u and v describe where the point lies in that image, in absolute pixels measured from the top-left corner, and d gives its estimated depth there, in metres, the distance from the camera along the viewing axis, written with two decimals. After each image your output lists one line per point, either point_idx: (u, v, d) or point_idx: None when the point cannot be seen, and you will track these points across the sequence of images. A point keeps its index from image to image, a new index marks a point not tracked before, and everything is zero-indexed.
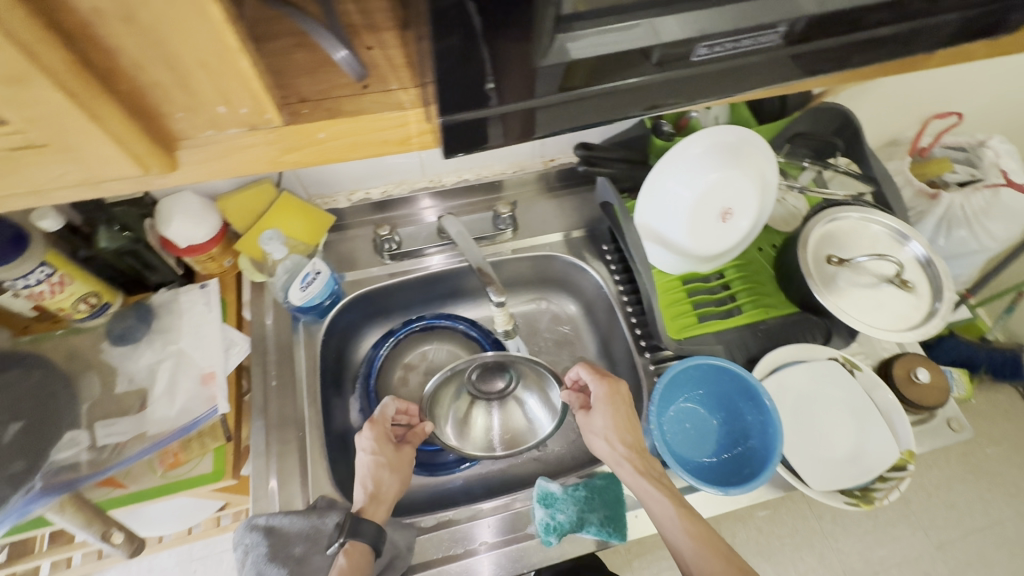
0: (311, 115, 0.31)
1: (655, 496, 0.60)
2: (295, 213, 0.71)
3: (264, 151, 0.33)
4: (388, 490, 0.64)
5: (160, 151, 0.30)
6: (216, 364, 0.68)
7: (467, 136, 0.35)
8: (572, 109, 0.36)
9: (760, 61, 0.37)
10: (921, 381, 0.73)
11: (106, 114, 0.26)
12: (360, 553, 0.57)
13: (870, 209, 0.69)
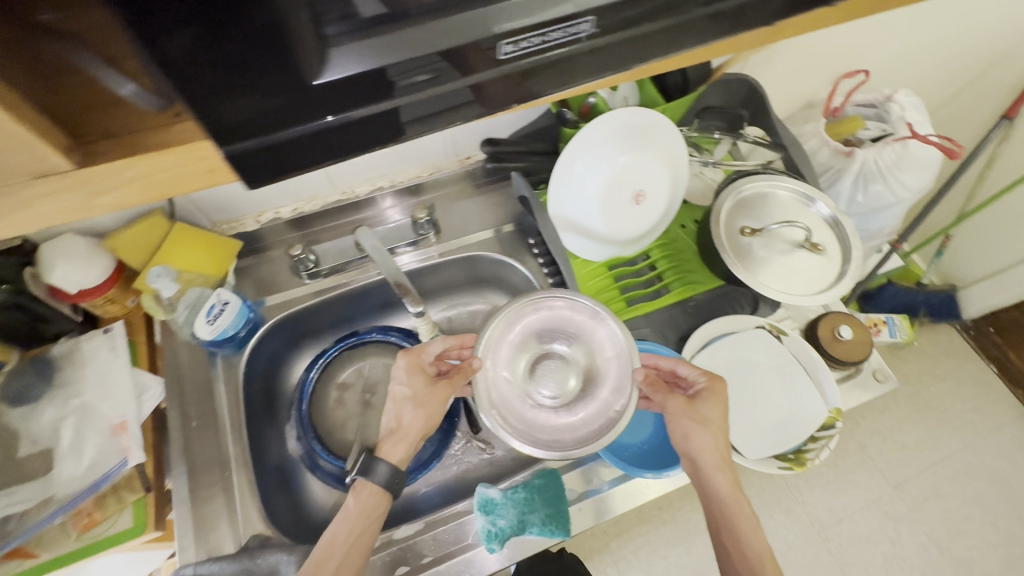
0: (109, 153, 0.29)
1: (750, 520, 0.56)
2: (195, 245, 0.67)
3: (69, 199, 0.29)
4: (410, 429, 0.63)
5: None
6: (127, 413, 0.64)
7: (288, 162, 0.32)
8: (383, 125, 0.32)
9: (577, 55, 0.33)
10: (846, 338, 0.75)
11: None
12: (370, 494, 0.59)
13: (776, 175, 0.70)
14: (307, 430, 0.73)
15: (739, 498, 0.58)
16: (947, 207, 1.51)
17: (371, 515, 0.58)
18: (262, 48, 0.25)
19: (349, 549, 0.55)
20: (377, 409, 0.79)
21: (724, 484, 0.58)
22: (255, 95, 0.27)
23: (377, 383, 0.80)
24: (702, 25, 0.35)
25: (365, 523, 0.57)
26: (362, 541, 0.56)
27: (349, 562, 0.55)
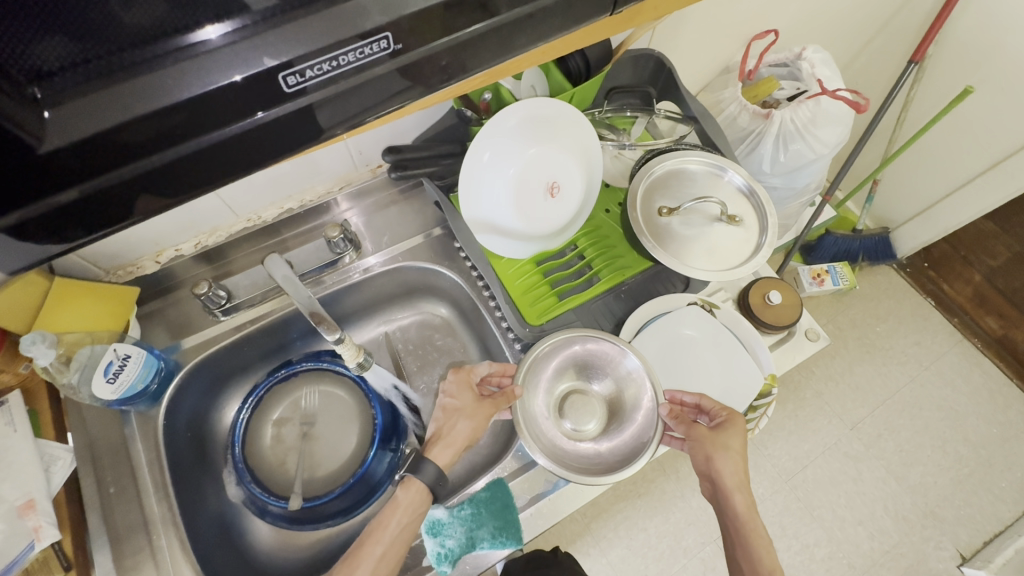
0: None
1: (767, 545, 0.56)
2: (83, 298, 0.62)
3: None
4: (459, 436, 0.61)
5: None
6: (34, 491, 0.58)
7: (115, 203, 0.30)
8: (208, 161, 0.31)
9: (383, 75, 0.33)
10: (775, 304, 0.76)
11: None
12: (417, 491, 0.57)
13: (683, 150, 0.69)
14: (244, 473, 0.69)
15: (758, 521, 0.57)
16: (873, 154, 1.55)
17: (417, 509, 0.56)
18: (117, 63, 0.27)
19: (391, 541, 0.55)
20: (318, 439, 0.75)
21: (742, 506, 0.57)
22: (107, 107, 0.27)
23: (315, 413, 0.77)
24: (536, 15, 0.36)
25: (410, 517, 0.56)
26: (405, 534, 0.55)
27: (387, 551, 0.55)
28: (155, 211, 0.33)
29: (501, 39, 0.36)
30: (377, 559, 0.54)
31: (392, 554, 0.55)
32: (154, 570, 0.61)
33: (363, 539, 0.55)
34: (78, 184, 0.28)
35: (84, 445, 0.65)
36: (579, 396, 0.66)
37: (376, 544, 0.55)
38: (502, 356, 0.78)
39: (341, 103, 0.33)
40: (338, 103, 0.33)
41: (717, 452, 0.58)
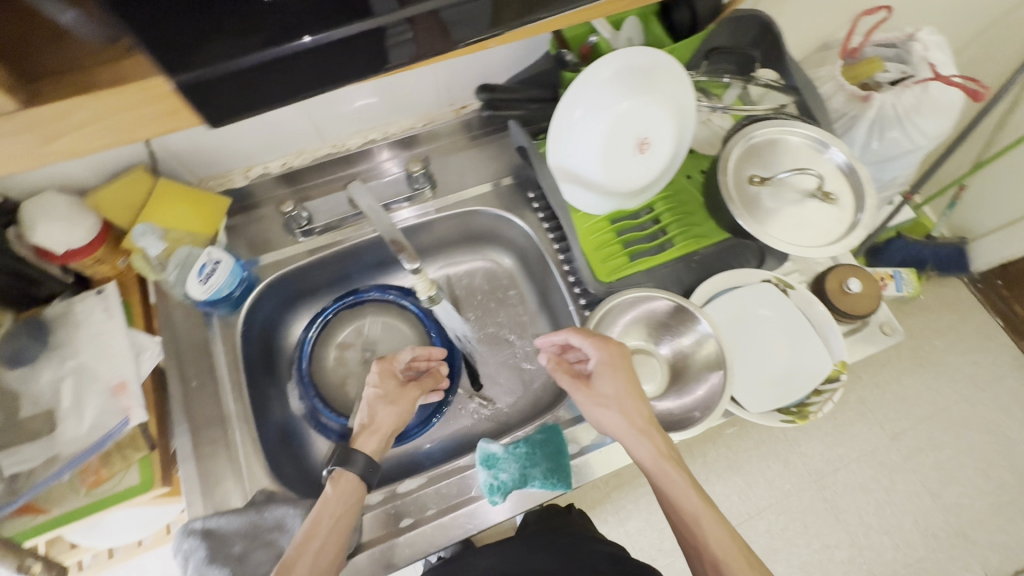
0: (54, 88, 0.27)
1: (683, 488, 0.53)
2: (178, 202, 0.65)
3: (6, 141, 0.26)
4: (384, 425, 0.64)
5: None
6: (126, 374, 0.64)
7: (216, 96, 0.29)
8: (325, 63, 0.30)
9: None
10: (854, 292, 0.73)
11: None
12: (348, 482, 0.57)
13: (788, 119, 0.65)
14: (308, 388, 0.72)
15: (671, 460, 0.55)
16: (963, 157, 1.45)
17: (348, 501, 0.56)
18: None
19: (327, 533, 0.54)
20: (378, 367, 0.78)
21: (647, 456, 0.55)
22: None
23: (376, 342, 0.80)
24: None
25: (343, 508, 0.56)
26: (341, 525, 0.54)
27: (327, 541, 0.53)
28: (234, 116, 0.31)
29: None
30: (316, 555, 0.52)
31: (331, 547, 0.53)
32: (229, 461, 0.63)
33: (297, 543, 0.53)
34: (190, 67, 0.27)
35: (170, 339, 0.69)
36: (639, 357, 0.67)
37: (312, 540, 0.53)
38: (563, 311, 0.78)
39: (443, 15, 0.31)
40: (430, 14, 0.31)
41: (597, 407, 0.57)
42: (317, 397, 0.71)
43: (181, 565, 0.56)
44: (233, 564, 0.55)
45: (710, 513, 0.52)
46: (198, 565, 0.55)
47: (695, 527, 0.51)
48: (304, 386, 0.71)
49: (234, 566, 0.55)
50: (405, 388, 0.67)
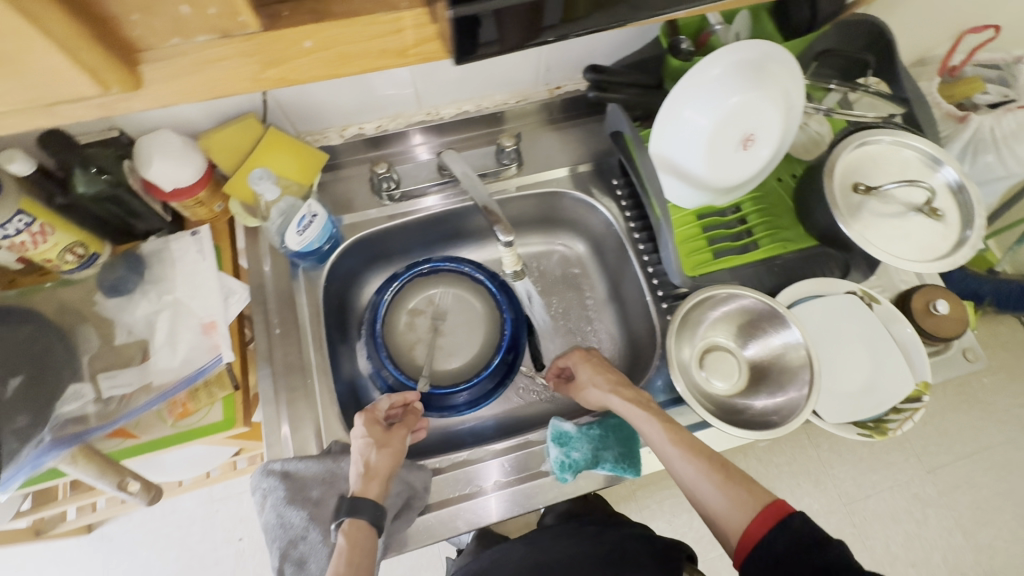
0: (293, 19, 0.28)
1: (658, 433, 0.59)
2: (282, 151, 0.67)
3: (242, 67, 0.29)
4: (382, 467, 0.58)
5: (121, 67, 0.26)
6: (216, 314, 0.66)
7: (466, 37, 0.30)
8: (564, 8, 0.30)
9: None
10: (940, 313, 0.71)
11: (71, 43, 0.23)
12: (361, 533, 0.54)
13: (904, 131, 0.64)
14: (380, 348, 0.73)
15: (646, 410, 0.61)
16: None
17: (363, 547, 0.53)
18: None
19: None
20: (446, 337, 0.79)
21: (618, 403, 0.63)
22: None
23: (445, 312, 0.80)
24: None
25: (359, 558, 0.52)
26: (359, 573, 0.51)
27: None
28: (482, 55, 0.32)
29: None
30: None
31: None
32: (308, 408, 0.65)
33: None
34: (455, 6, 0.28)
35: (256, 287, 0.71)
36: (720, 358, 0.66)
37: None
38: (634, 301, 0.78)
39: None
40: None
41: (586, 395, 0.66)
42: (388, 359, 0.72)
43: (259, 502, 0.58)
44: (311, 507, 0.57)
45: (685, 443, 0.58)
46: (276, 505, 0.57)
47: (675, 463, 0.57)
48: (378, 345, 0.72)
49: (313, 509, 0.58)
50: (391, 428, 0.62)
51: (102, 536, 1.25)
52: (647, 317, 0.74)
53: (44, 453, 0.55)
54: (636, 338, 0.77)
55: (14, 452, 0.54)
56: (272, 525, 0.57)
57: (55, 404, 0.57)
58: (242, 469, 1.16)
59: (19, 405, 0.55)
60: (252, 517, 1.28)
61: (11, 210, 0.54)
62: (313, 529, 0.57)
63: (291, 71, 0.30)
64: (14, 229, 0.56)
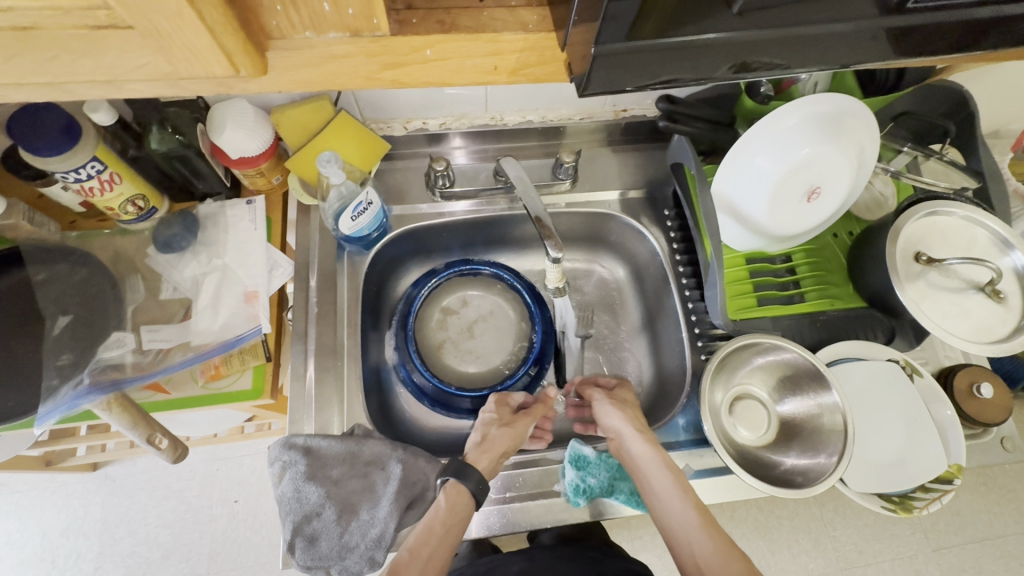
0: (420, 27, 0.32)
1: (672, 490, 0.58)
2: (347, 137, 0.69)
3: (361, 63, 0.33)
4: (501, 442, 0.63)
5: (252, 53, 0.30)
6: (259, 284, 0.67)
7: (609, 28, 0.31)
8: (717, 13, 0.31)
9: (846, 31, 0.35)
10: (983, 398, 0.68)
11: (220, 27, 0.26)
12: (459, 494, 0.58)
13: (977, 209, 0.63)
14: (409, 341, 0.72)
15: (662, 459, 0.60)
16: None
17: (460, 513, 0.57)
18: None
19: (438, 541, 0.54)
20: (478, 341, 0.79)
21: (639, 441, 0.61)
22: None
23: (479, 314, 0.81)
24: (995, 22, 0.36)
25: (450, 520, 0.56)
26: (449, 538, 0.55)
27: (438, 551, 0.54)
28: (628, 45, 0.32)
29: (944, 33, 0.36)
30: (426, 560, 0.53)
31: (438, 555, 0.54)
32: (335, 390, 0.66)
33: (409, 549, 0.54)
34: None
35: (301, 263, 0.72)
36: (748, 408, 0.65)
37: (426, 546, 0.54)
38: (667, 335, 0.77)
39: (759, 14, 0.33)
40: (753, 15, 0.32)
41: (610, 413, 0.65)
42: (414, 354, 0.71)
43: (276, 474, 0.59)
44: (330, 486, 0.58)
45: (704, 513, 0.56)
46: (295, 478, 0.58)
47: (685, 524, 0.56)
48: (405, 339, 0.71)
49: (331, 488, 0.58)
50: (517, 417, 0.66)
51: (106, 475, 1.28)
52: (679, 351, 0.74)
53: (81, 395, 0.56)
54: (664, 370, 0.77)
55: (54, 390, 0.56)
56: (287, 498, 0.58)
57: (97, 349, 0.60)
58: (248, 434, 1.17)
59: (65, 345, 0.58)
60: (250, 481, 1.30)
61: (89, 156, 0.55)
62: (328, 508, 0.57)
63: (404, 70, 0.34)
64: (86, 174, 0.57)
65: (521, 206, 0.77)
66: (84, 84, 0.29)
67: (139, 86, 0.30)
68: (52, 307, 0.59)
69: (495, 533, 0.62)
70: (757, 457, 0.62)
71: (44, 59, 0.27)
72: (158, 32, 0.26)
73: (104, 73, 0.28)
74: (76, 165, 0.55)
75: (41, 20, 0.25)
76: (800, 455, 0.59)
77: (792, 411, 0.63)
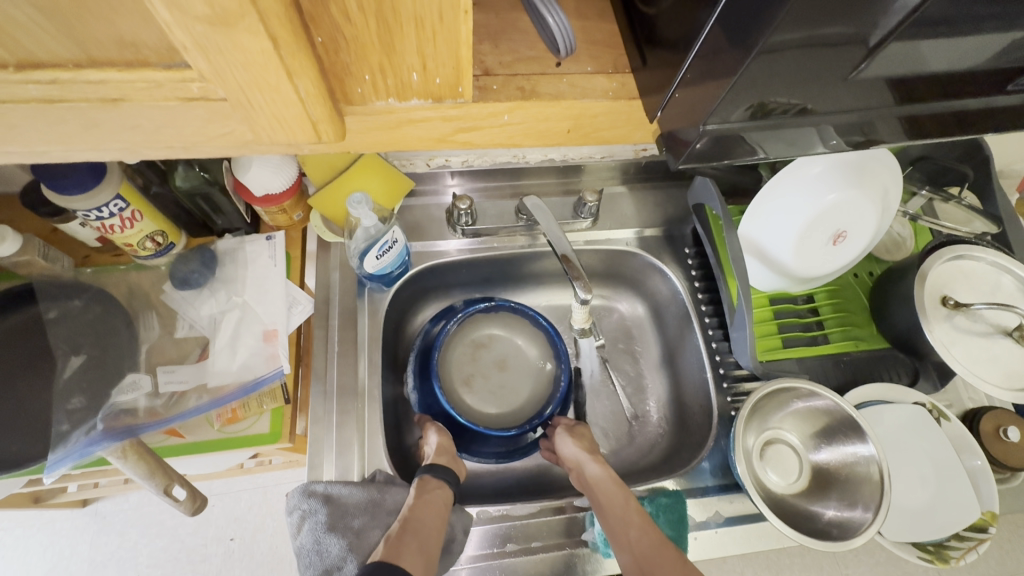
0: (500, 94, 0.32)
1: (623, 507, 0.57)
2: (373, 174, 0.69)
3: (436, 126, 0.31)
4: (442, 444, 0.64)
5: (336, 119, 0.28)
6: (279, 323, 0.65)
7: None
8: (799, 80, 0.31)
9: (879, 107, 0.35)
10: (1010, 440, 0.68)
11: (313, 98, 0.25)
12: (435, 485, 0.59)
13: (1003, 256, 0.63)
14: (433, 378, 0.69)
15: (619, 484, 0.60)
16: None
17: (431, 485, 0.58)
18: None
19: (422, 506, 0.55)
20: (499, 380, 0.77)
21: (596, 471, 0.61)
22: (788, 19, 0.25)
23: (502, 351, 0.78)
24: None
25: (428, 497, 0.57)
26: (434, 505, 0.56)
27: (426, 513, 0.55)
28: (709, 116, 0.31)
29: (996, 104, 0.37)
30: (417, 521, 0.53)
31: (432, 519, 0.54)
32: (355, 432, 0.64)
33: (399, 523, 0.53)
34: None
35: (321, 300, 0.70)
36: (778, 454, 0.64)
37: (417, 512, 0.54)
38: (689, 375, 0.76)
39: (803, 81, 0.31)
40: (759, 58, 0.28)
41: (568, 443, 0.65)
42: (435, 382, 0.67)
43: (295, 524, 0.57)
44: (351, 537, 0.56)
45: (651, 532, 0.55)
46: (315, 529, 0.56)
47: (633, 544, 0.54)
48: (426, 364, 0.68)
49: (352, 539, 0.56)
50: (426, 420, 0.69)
51: (96, 512, 1.22)
52: (702, 391, 0.73)
53: (94, 443, 0.53)
54: (687, 410, 0.75)
55: (65, 437, 0.54)
56: (306, 551, 0.55)
57: (111, 393, 0.57)
58: (249, 469, 1.13)
59: (77, 388, 0.57)
60: (246, 518, 1.25)
61: (112, 194, 0.54)
62: (350, 561, 0.55)
63: (477, 133, 0.33)
64: (108, 212, 0.55)
65: (543, 244, 0.77)
66: (150, 145, 0.29)
67: (204, 147, 0.29)
68: (63, 346, 0.58)
69: None
70: (789, 506, 0.61)
71: (115, 127, 0.26)
72: (249, 104, 0.25)
73: (175, 136, 0.28)
74: (98, 203, 0.54)
75: (130, 91, 0.24)
76: (837, 505, 0.58)
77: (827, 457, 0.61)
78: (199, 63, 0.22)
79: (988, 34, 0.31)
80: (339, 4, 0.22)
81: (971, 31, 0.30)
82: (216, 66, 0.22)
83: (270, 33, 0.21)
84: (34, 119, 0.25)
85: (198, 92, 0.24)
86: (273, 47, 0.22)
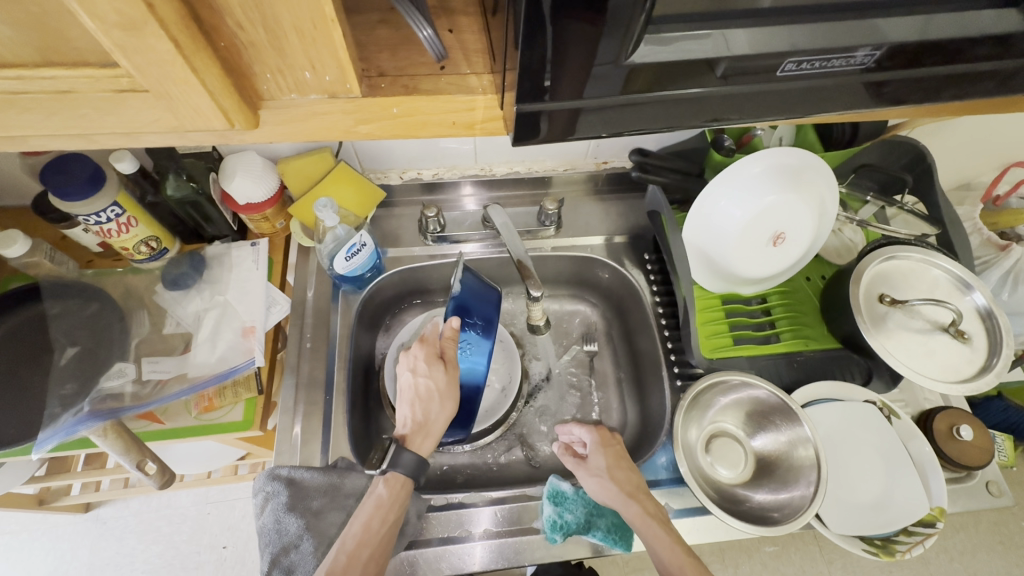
0: (389, 90, 0.37)
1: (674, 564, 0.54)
2: (346, 185, 0.75)
3: (339, 119, 0.37)
4: (434, 427, 0.62)
5: (245, 109, 0.34)
6: (257, 319, 0.71)
7: (561, 86, 0.34)
8: (655, 75, 0.35)
9: (761, 92, 0.38)
10: (964, 439, 0.68)
11: (220, 90, 0.31)
12: (397, 485, 0.58)
13: (933, 251, 0.67)
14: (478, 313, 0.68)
15: (668, 534, 0.56)
16: None
17: (398, 501, 0.57)
18: None
19: (376, 542, 0.54)
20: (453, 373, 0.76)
21: (635, 515, 0.58)
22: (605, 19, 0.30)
23: None
24: (898, 88, 0.40)
25: (391, 513, 0.56)
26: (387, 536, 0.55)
27: (378, 549, 0.54)
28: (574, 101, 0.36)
29: (858, 101, 0.41)
30: (368, 562, 0.53)
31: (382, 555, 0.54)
32: (322, 423, 0.69)
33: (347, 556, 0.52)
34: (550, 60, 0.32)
35: (297, 302, 0.76)
36: (721, 447, 0.67)
37: (362, 547, 0.53)
38: (649, 373, 0.78)
39: (656, 80, 0.36)
40: (638, 70, 0.34)
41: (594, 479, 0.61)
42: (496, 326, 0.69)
43: (259, 505, 0.61)
44: (309, 518, 0.59)
45: None
46: (277, 510, 0.59)
47: None
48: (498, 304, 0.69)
49: (311, 519, 0.60)
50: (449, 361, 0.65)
51: (97, 518, 1.27)
52: (658, 389, 0.75)
53: (81, 422, 0.59)
54: (647, 408, 0.77)
55: (55, 417, 0.59)
56: (268, 529, 0.59)
57: (99, 378, 0.63)
58: (242, 476, 1.18)
59: (69, 375, 0.62)
60: (240, 527, 1.28)
61: (109, 202, 0.61)
62: (307, 540, 0.58)
63: (377, 125, 0.39)
64: (106, 217, 0.62)
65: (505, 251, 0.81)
66: (106, 135, 0.34)
67: (152, 136, 0.35)
68: (62, 339, 0.64)
69: (511, 566, 0.63)
70: (731, 495, 0.63)
71: (75, 117, 0.32)
72: (169, 95, 0.31)
73: (122, 127, 0.33)
74: (97, 209, 0.60)
75: (77, 85, 0.30)
76: (771, 492, 0.61)
77: (765, 444, 0.65)
78: (124, 62, 0.28)
79: (805, 25, 0.35)
80: (231, 16, 0.29)
81: (800, 22, 0.35)
82: (137, 63, 0.28)
83: (171, 35, 0.27)
84: (8, 113, 0.31)
85: (129, 86, 0.30)
86: (175, 46, 0.28)
